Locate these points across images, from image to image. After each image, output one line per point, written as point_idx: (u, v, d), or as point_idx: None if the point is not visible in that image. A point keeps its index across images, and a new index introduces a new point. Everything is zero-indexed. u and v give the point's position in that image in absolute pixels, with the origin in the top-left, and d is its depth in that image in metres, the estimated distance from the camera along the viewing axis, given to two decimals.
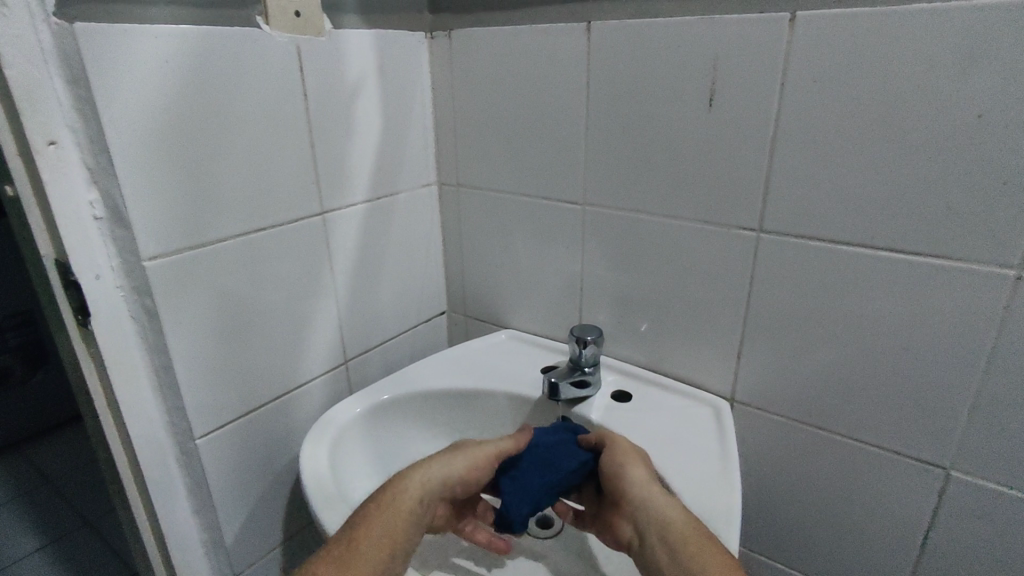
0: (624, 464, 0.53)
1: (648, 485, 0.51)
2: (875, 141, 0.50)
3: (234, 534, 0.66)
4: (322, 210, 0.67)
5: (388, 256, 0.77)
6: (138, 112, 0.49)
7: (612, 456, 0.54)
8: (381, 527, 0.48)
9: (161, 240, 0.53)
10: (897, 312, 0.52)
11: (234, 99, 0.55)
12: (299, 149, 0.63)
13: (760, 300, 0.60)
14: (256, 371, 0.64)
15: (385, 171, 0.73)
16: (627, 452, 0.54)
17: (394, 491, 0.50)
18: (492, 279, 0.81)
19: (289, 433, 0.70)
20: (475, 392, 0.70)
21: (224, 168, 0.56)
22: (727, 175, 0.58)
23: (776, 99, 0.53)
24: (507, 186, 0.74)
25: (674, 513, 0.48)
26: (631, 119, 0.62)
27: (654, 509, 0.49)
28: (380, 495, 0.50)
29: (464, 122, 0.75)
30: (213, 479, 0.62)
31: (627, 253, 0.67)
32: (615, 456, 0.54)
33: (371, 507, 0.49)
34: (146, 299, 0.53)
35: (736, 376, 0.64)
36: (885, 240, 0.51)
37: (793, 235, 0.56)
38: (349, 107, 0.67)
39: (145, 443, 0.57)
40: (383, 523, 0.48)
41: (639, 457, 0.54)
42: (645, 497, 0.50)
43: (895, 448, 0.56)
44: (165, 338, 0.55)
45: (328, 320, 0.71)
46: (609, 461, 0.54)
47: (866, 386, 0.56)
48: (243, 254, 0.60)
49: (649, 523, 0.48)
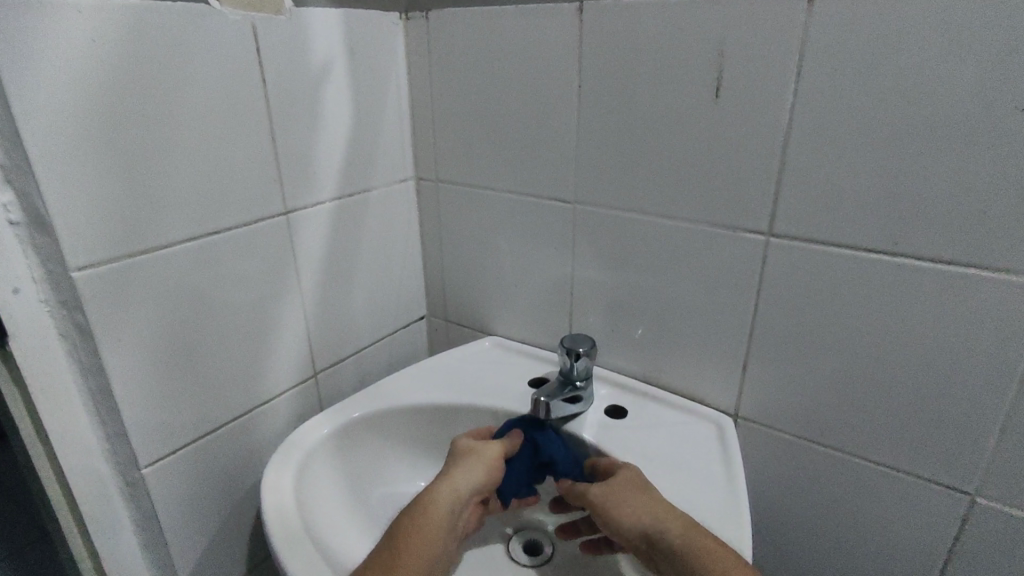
0: (637, 514, 0.46)
1: (672, 540, 0.44)
2: (901, 137, 0.45)
3: (191, 568, 0.60)
4: (286, 209, 0.60)
5: (361, 259, 0.71)
6: (56, 98, 0.42)
7: (620, 509, 0.47)
8: (422, 546, 0.44)
9: (90, 247, 0.46)
10: (921, 325, 0.48)
11: (177, 85, 0.49)
12: (257, 142, 0.56)
13: (768, 310, 0.55)
14: (213, 390, 0.57)
15: (356, 166, 0.67)
16: (628, 489, 0.48)
17: (429, 506, 0.47)
18: (475, 283, 0.75)
19: (253, 455, 0.63)
20: (456, 407, 0.64)
21: (168, 163, 0.49)
22: (733, 174, 0.52)
23: (789, 89, 0.48)
24: (491, 183, 0.68)
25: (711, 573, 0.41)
26: (627, 110, 0.56)
27: (674, 540, 0.44)
28: (412, 511, 0.46)
29: (444, 113, 0.69)
30: (163, 511, 0.56)
31: (622, 257, 0.62)
32: (624, 509, 0.46)
33: (407, 524, 0.45)
34: (76, 316, 0.47)
35: (740, 390, 0.59)
36: (909, 246, 0.47)
37: (806, 240, 0.51)
38: (315, 95, 0.60)
39: (82, 476, 0.51)
40: (423, 542, 0.45)
41: (641, 488, 0.48)
42: (673, 555, 0.43)
43: (916, 471, 0.51)
44: (102, 358, 0.48)
45: (294, 331, 0.65)
46: (613, 503, 0.47)
47: (884, 404, 0.51)
48: (193, 261, 0.53)
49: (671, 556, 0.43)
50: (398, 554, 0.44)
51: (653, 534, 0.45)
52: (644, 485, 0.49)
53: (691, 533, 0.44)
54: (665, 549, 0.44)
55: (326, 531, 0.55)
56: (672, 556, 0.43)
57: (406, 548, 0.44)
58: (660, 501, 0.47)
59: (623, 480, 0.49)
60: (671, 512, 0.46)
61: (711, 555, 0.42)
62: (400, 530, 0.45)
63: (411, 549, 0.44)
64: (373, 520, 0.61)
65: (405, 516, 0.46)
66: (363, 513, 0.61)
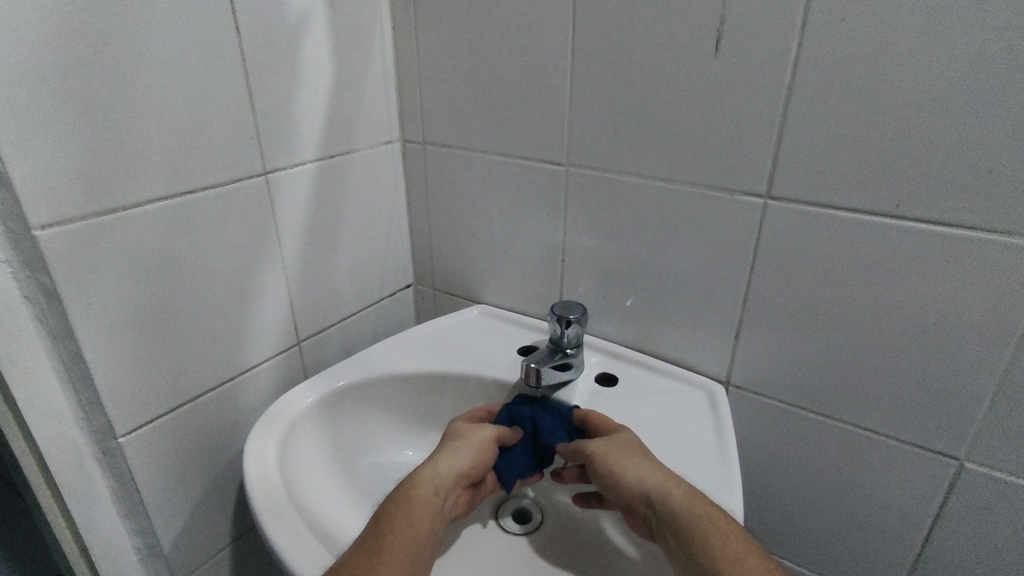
0: (638, 479, 0.46)
1: (671, 506, 0.43)
2: (908, 94, 0.43)
3: (173, 538, 0.59)
4: (264, 169, 0.58)
5: (345, 225, 0.68)
6: (8, 41, 0.39)
7: (618, 474, 0.47)
8: (410, 531, 0.43)
9: (54, 204, 0.43)
10: (917, 290, 0.47)
11: (140, 31, 0.45)
12: (232, 96, 0.53)
13: (763, 276, 0.54)
14: (191, 357, 0.56)
15: (338, 125, 0.64)
16: (623, 448, 0.48)
17: (415, 491, 0.46)
18: (463, 250, 0.74)
19: (235, 423, 0.62)
20: (444, 375, 0.63)
21: (136, 115, 0.46)
22: (732, 134, 0.51)
23: (793, 43, 0.46)
24: (480, 145, 0.66)
25: (709, 539, 0.41)
26: (623, 66, 0.54)
27: (669, 495, 0.44)
28: (398, 497, 0.45)
29: (430, 72, 0.66)
30: (143, 480, 0.54)
31: (615, 222, 0.60)
32: (624, 474, 0.46)
33: (393, 510, 0.44)
34: (42, 278, 0.44)
35: (732, 358, 0.58)
36: (911, 210, 0.45)
37: (803, 203, 0.49)
38: (293, 49, 0.57)
39: (56, 444, 0.49)
40: (410, 526, 0.43)
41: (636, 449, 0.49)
42: (671, 519, 0.43)
43: (907, 438, 0.51)
44: (71, 323, 0.46)
45: (275, 297, 0.62)
46: (606, 460, 0.48)
47: (877, 371, 0.51)
48: (167, 222, 0.51)
49: (666, 512, 0.43)
50: (385, 538, 0.42)
51: (653, 497, 0.44)
52: (644, 451, 0.48)
53: (690, 498, 0.44)
54: (664, 515, 0.43)
55: (312, 501, 0.54)
56: (670, 521, 0.43)
57: (393, 532, 0.43)
58: (660, 467, 0.47)
59: (624, 446, 0.49)
60: (671, 478, 0.45)
61: (709, 524, 0.42)
62: (386, 516, 0.44)
63: (398, 533, 0.43)
64: (360, 489, 0.60)
65: (392, 503, 0.45)
66: (350, 482, 0.60)
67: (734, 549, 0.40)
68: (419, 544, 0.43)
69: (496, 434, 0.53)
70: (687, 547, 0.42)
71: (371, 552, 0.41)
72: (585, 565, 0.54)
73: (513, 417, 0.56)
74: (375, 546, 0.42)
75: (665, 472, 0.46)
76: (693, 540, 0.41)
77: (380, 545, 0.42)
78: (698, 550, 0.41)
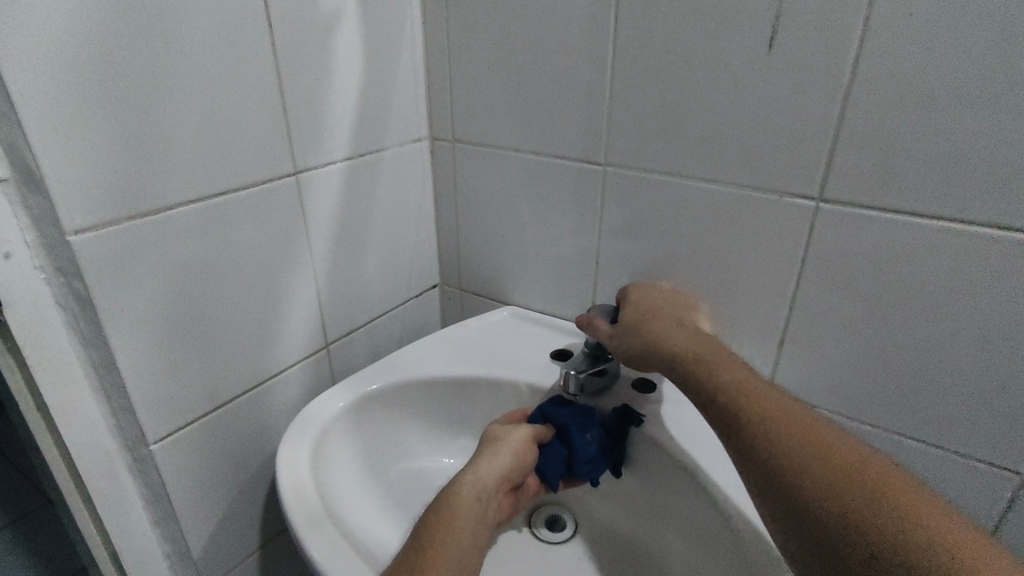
0: (656, 328, 0.50)
1: (699, 364, 0.45)
2: (978, 93, 0.41)
3: (203, 544, 0.58)
4: (295, 169, 0.56)
5: (373, 225, 0.67)
6: (43, 40, 0.37)
7: (644, 335, 0.50)
8: (454, 542, 0.42)
9: (87, 206, 0.42)
10: (981, 299, 0.45)
11: (175, 27, 0.44)
12: (265, 94, 0.52)
13: (812, 280, 0.52)
14: (222, 361, 0.54)
15: (369, 122, 0.62)
16: (651, 308, 0.53)
17: (455, 500, 0.44)
18: (492, 250, 0.72)
19: (264, 428, 0.61)
20: (475, 380, 0.62)
21: (170, 115, 0.45)
22: (783, 134, 0.49)
23: (854, 39, 0.44)
24: (513, 144, 0.64)
25: (720, 386, 0.43)
26: (668, 62, 0.52)
27: (676, 343, 0.47)
28: (438, 505, 0.44)
29: (462, 68, 0.64)
30: (174, 487, 0.53)
31: (655, 224, 0.58)
32: (644, 324, 0.51)
33: (433, 519, 0.43)
34: (75, 283, 0.43)
35: (776, 364, 0.56)
36: (979, 215, 0.43)
37: (859, 206, 0.47)
38: (325, 46, 0.56)
39: (88, 452, 0.48)
40: (454, 537, 0.42)
41: (664, 312, 0.52)
42: (681, 359, 0.46)
43: (962, 450, 0.50)
44: (105, 329, 0.45)
45: (305, 299, 0.61)
46: (631, 314, 0.53)
47: (934, 381, 0.49)
48: (199, 224, 0.49)
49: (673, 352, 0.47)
50: (427, 550, 0.41)
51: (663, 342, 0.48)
52: (665, 313, 0.52)
53: (706, 351, 0.46)
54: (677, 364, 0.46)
55: (345, 510, 0.52)
56: (687, 372, 0.45)
57: (435, 544, 0.41)
58: (688, 333, 0.49)
59: (647, 316, 0.52)
60: (699, 342, 0.47)
61: (730, 380, 0.43)
62: (427, 526, 0.43)
63: (441, 543, 0.41)
64: (392, 497, 0.58)
65: (431, 512, 0.44)
66: (381, 489, 0.58)
67: (762, 410, 0.40)
68: (465, 554, 0.42)
69: (533, 435, 0.52)
70: (708, 400, 0.43)
71: (412, 568, 0.40)
72: None
73: (550, 417, 0.55)
74: (417, 560, 0.40)
75: (683, 329, 0.49)
76: (713, 393, 0.43)
77: (423, 558, 0.40)
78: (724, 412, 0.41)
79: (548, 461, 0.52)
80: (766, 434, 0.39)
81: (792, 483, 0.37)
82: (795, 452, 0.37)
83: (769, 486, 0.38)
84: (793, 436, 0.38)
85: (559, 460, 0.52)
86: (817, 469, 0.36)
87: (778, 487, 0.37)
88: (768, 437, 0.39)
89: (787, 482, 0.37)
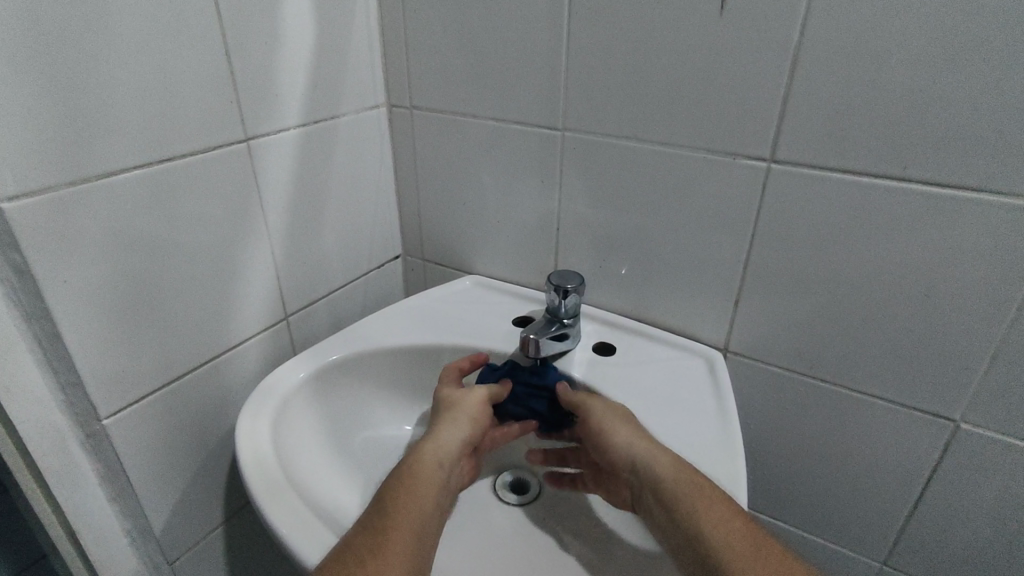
0: (627, 443, 0.47)
1: (693, 515, 0.41)
2: (919, 55, 0.42)
3: (165, 518, 0.57)
4: (246, 136, 0.54)
5: (331, 194, 0.66)
6: None
7: (618, 444, 0.47)
8: (417, 508, 0.42)
9: (19, 172, 0.40)
10: (920, 256, 0.47)
11: None
12: (211, 59, 0.50)
13: (764, 241, 0.53)
14: (175, 335, 0.53)
15: (322, 89, 0.61)
16: (613, 412, 0.49)
17: (417, 468, 0.45)
18: (453, 218, 0.71)
19: (223, 401, 0.60)
20: (435, 347, 0.62)
21: (107, 75, 0.43)
22: (734, 98, 0.49)
23: (802, 3, 0.44)
24: (471, 111, 0.64)
25: (686, 484, 0.42)
26: (624, 26, 0.51)
27: (646, 457, 0.45)
28: (401, 474, 0.44)
29: (418, 33, 0.63)
30: (131, 461, 0.52)
31: (612, 189, 0.59)
32: (617, 435, 0.47)
33: (398, 487, 0.43)
34: (12, 255, 0.41)
35: (730, 325, 0.58)
36: (919, 175, 0.45)
37: (806, 167, 0.48)
38: (274, 9, 0.54)
39: (37, 429, 0.47)
40: (415, 504, 0.42)
41: (626, 418, 0.49)
42: (651, 480, 0.44)
43: (902, 401, 0.52)
44: (46, 301, 0.43)
45: (261, 271, 0.60)
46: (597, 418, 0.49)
47: (875, 336, 0.51)
48: (146, 192, 0.48)
49: (647, 469, 0.44)
50: (390, 515, 0.41)
51: (638, 462, 0.45)
52: (628, 421, 0.49)
53: (672, 457, 0.45)
54: (646, 472, 0.44)
55: (307, 481, 0.52)
56: (659, 487, 0.43)
57: (398, 509, 0.41)
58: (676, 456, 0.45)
59: (614, 425, 0.48)
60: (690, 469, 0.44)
61: (694, 479, 0.43)
62: (389, 491, 0.43)
63: (404, 510, 0.42)
64: (354, 466, 0.58)
65: (395, 478, 0.44)
66: (343, 459, 0.58)
67: (710, 494, 0.42)
68: (426, 520, 0.42)
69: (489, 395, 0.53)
70: (667, 501, 0.42)
71: (375, 530, 0.40)
72: (586, 532, 0.54)
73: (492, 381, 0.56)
74: (380, 524, 0.40)
75: (647, 440, 0.47)
76: (674, 494, 0.42)
77: (385, 522, 0.41)
78: (683, 500, 0.42)
79: (517, 399, 0.55)
80: (719, 513, 0.40)
81: (719, 562, 0.39)
82: (735, 535, 0.39)
83: (704, 558, 0.39)
84: (738, 523, 0.40)
85: (526, 395, 0.55)
86: (745, 551, 0.39)
87: (710, 560, 0.39)
88: (714, 520, 0.40)
89: (719, 554, 0.39)
